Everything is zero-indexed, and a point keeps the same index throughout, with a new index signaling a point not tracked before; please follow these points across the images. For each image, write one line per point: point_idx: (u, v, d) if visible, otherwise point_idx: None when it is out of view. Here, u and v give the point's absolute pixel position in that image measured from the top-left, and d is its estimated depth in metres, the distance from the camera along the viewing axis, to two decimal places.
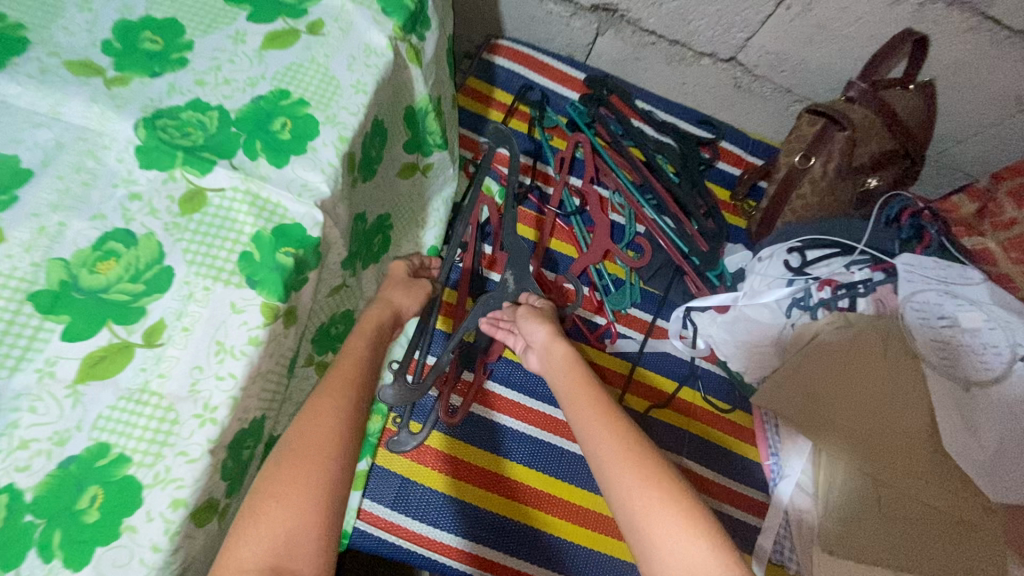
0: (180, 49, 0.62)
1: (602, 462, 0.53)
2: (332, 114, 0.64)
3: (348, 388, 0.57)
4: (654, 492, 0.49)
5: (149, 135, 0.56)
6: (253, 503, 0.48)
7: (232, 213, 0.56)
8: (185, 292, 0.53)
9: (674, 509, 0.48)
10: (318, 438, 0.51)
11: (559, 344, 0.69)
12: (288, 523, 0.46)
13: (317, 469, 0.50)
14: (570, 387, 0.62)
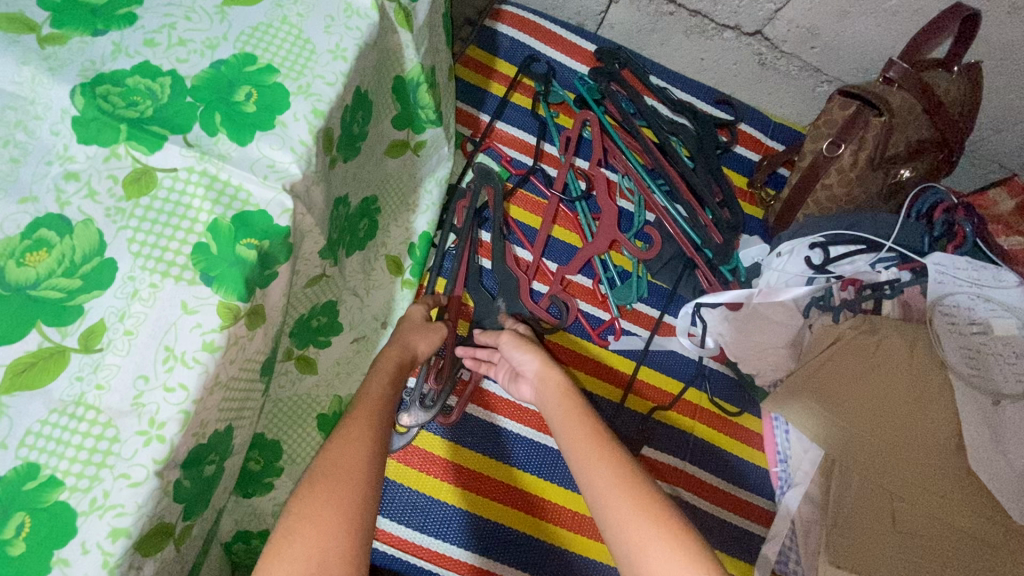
0: (129, 3, 0.54)
1: (601, 495, 0.49)
2: (305, 85, 0.55)
3: (374, 414, 0.56)
4: (661, 524, 0.45)
5: (88, 104, 0.49)
6: (286, 524, 0.45)
7: (186, 198, 0.49)
8: (129, 288, 0.46)
9: (681, 544, 0.44)
10: (353, 460, 0.50)
11: (556, 376, 0.69)
12: (324, 545, 0.43)
13: (352, 489, 0.48)
14: (568, 417, 0.60)
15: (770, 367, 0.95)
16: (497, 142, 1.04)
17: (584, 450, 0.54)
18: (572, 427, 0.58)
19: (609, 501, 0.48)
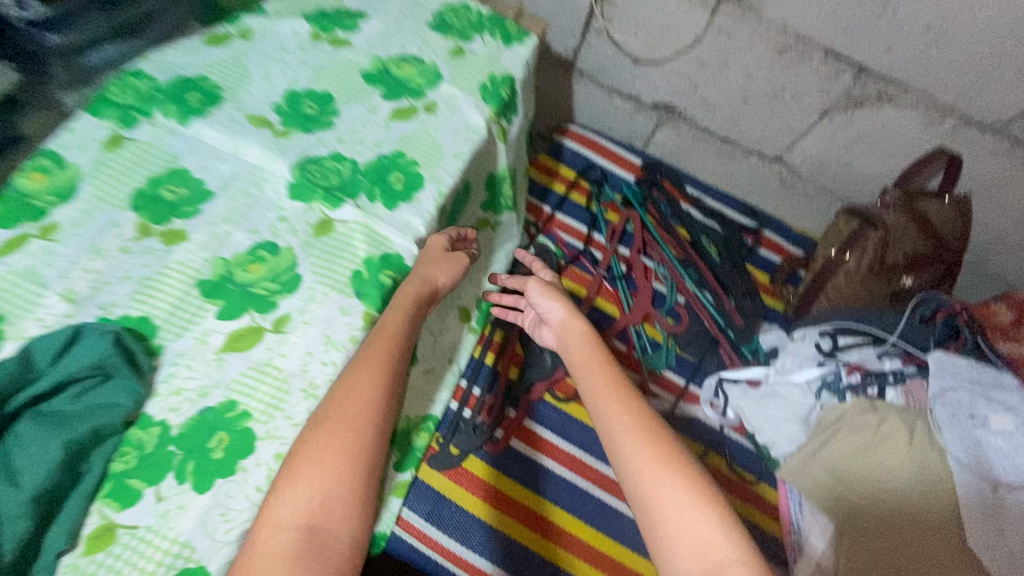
0: (329, 115, 0.81)
1: (617, 431, 0.61)
2: (435, 175, 0.80)
3: (382, 355, 0.64)
4: (661, 461, 0.57)
5: (300, 175, 0.74)
6: (291, 467, 0.56)
7: (352, 239, 0.72)
8: (311, 294, 0.68)
9: (672, 473, 0.56)
10: (355, 408, 0.59)
11: (580, 326, 0.79)
12: (326, 490, 0.55)
13: (353, 437, 0.58)
14: (586, 367, 0.71)
15: (784, 440, 1.04)
16: (555, 228, 1.28)
17: (603, 398, 0.65)
18: (591, 375, 0.69)
19: (624, 438, 0.60)
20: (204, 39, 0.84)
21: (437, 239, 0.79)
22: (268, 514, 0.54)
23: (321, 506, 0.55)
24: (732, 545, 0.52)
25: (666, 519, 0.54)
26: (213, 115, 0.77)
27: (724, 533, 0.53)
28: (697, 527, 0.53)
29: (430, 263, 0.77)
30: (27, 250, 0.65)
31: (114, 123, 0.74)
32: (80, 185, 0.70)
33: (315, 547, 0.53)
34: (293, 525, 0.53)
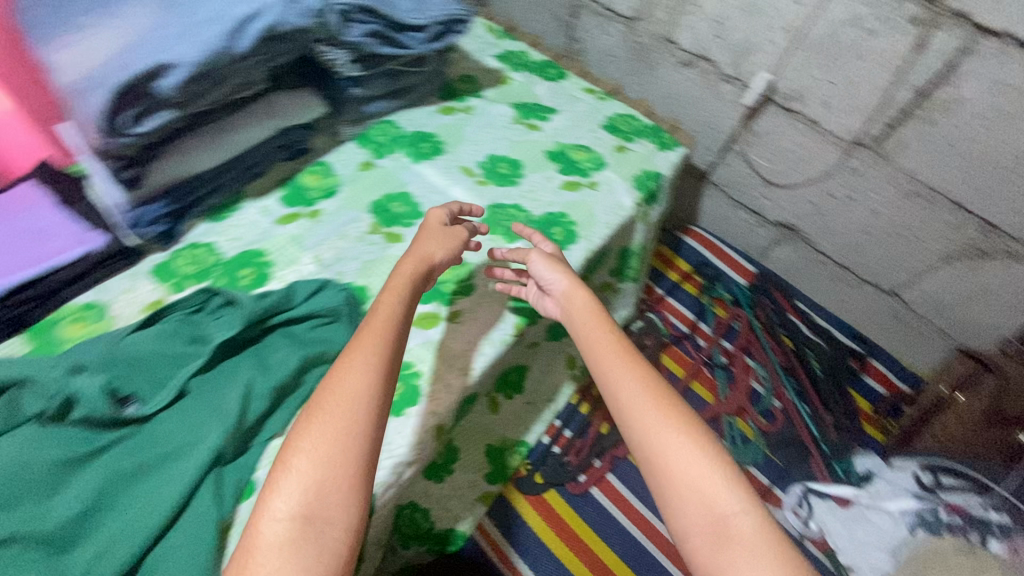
0: (516, 176, 1.04)
1: (628, 401, 0.67)
2: (589, 237, 0.98)
3: (373, 339, 0.66)
4: (671, 428, 0.64)
5: (490, 214, 0.97)
6: (287, 459, 0.57)
7: (515, 268, 0.91)
8: (481, 300, 0.89)
9: (686, 438, 0.63)
10: (347, 394, 0.61)
11: (585, 298, 0.79)
12: (318, 479, 0.56)
13: (341, 422, 0.59)
14: (595, 338, 0.74)
15: (868, 565, 0.98)
16: (665, 309, 1.40)
17: (621, 376, 0.69)
18: (598, 350, 0.73)
19: (637, 411, 0.66)
20: (440, 109, 1.14)
21: (434, 215, 0.83)
22: (264, 507, 0.55)
23: (313, 497, 0.55)
24: (736, 499, 0.59)
25: (680, 484, 0.61)
26: (437, 160, 1.04)
27: (727, 489, 0.60)
28: (709, 486, 0.60)
29: (425, 243, 0.79)
30: (298, 225, 0.92)
31: (369, 153, 1.03)
32: (340, 188, 0.98)
33: (311, 534, 0.54)
34: (288, 515, 0.54)
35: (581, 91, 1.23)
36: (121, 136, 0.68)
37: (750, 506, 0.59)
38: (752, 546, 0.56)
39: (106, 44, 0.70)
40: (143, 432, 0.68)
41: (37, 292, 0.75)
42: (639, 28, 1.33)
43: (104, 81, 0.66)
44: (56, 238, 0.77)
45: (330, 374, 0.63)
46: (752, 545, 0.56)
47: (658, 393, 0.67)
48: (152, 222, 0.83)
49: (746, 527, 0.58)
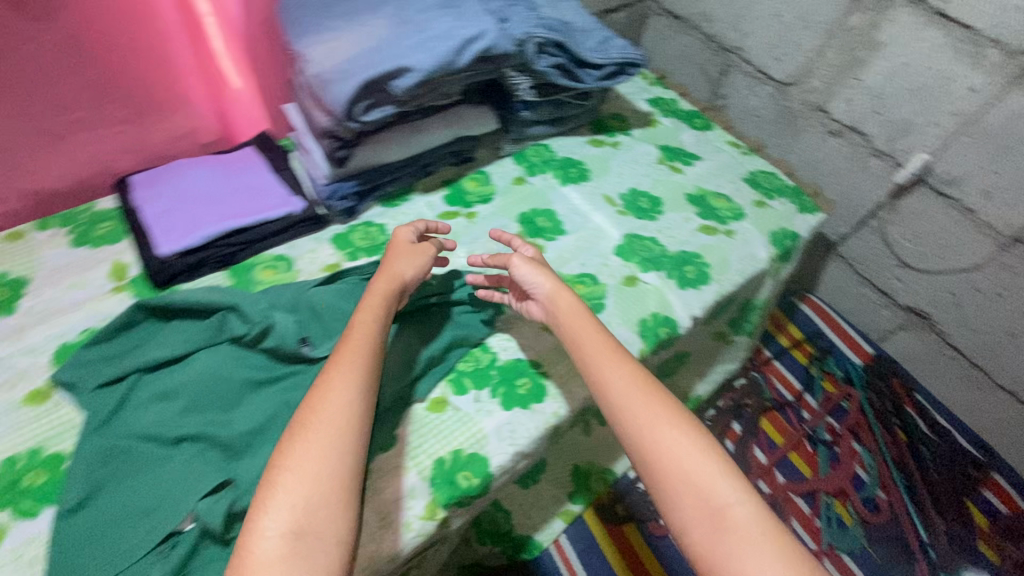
0: (655, 211, 1.08)
1: (619, 400, 0.67)
2: (721, 280, 1.00)
3: (353, 357, 0.66)
4: (666, 423, 0.64)
5: (628, 242, 1.01)
6: (270, 480, 0.57)
7: (647, 296, 0.94)
8: (608, 321, 0.90)
9: (682, 432, 0.63)
10: (330, 414, 0.61)
11: (569, 297, 0.78)
12: (308, 495, 0.56)
13: (325, 441, 0.59)
14: (585, 335, 0.73)
15: None
16: (771, 372, 1.37)
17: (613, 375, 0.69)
18: (589, 346, 0.72)
19: (630, 407, 0.65)
20: (589, 141, 1.20)
21: (404, 232, 0.83)
22: (252, 528, 0.54)
23: (303, 515, 0.55)
24: (733, 488, 0.60)
25: (677, 477, 0.60)
26: (583, 187, 1.10)
27: (725, 479, 0.60)
28: (705, 476, 0.60)
29: (395, 259, 0.79)
30: (456, 222, 1.02)
31: (523, 170, 1.12)
32: (494, 197, 1.07)
33: (303, 549, 0.54)
34: (277, 533, 0.54)
35: (724, 144, 1.27)
36: (351, 120, 0.80)
37: (748, 495, 0.59)
38: (752, 537, 0.56)
39: (351, 46, 0.84)
40: (310, 370, 0.77)
41: (249, 238, 0.88)
42: (791, 93, 1.35)
43: (349, 76, 0.79)
44: (271, 197, 0.92)
45: (308, 398, 0.63)
46: (752, 535, 0.56)
47: (647, 389, 0.67)
48: (345, 197, 0.95)
49: (743, 517, 0.58)
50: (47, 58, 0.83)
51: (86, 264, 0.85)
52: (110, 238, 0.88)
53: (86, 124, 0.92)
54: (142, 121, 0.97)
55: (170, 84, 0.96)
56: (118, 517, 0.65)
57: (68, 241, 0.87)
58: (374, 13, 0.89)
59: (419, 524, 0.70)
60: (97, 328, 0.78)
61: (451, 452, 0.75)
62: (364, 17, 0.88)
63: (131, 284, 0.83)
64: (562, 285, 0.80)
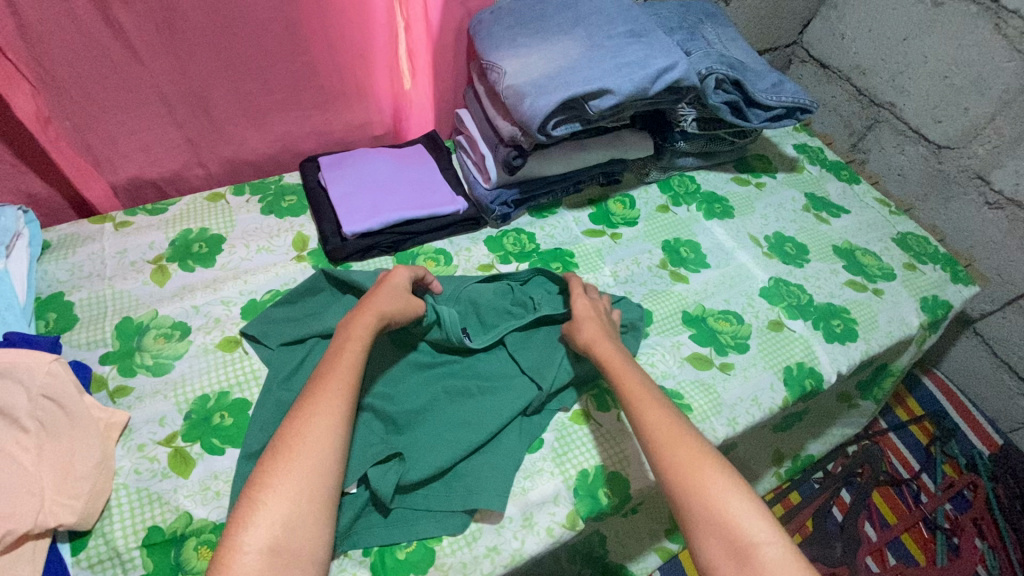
0: (801, 259, 1.06)
1: (649, 438, 0.65)
2: (869, 339, 0.96)
3: (341, 378, 0.64)
4: (697, 462, 0.62)
5: (774, 286, 1.00)
6: (251, 493, 0.55)
7: (791, 344, 0.93)
8: (752, 361, 0.90)
9: (713, 470, 0.61)
10: (312, 434, 0.59)
11: (603, 335, 0.77)
12: (291, 512, 0.54)
13: (307, 459, 0.57)
14: (620, 373, 0.72)
15: None
16: (886, 445, 1.30)
17: (644, 411, 0.67)
18: (625, 383, 0.71)
19: (661, 446, 0.64)
20: (734, 178, 1.20)
21: (399, 274, 0.77)
22: (231, 543, 0.52)
23: (285, 531, 0.53)
24: (762, 529, 0.57)
25: (706, 514, 0.58)
26: (728, 223, 1.10)
27: (755, 517, 0.58)
28: (734, 514, 0.58)
29: (381, 297, 0.74)
30: (601, 240, 1.03)
31: (668, 199, 1.12)
32: (639, 221, 1.08)
33: (281, 567, 0.52)
34: (256, 548, 0.52)
35: (871, 200, 1.22)
36: (542, 132, 0.86)
37: (778, 540, 0.57)
38: None
39: (544, 63, 0.89)
40: (466, 362, 0.81)
41: (416, 229, 0.94)
42: (946, 156, 1.27)
43: (547, 93, 0.84)
44: (438, 193, 0.97)
45: (291, 417, 0.61)
46: None
47: (677, 428, 0.66)
48: (505, 203, 0.99)
49: (772, 557, 0.55)
50: (271, 43, 0.90)
51: (273, 231, 0.93)
52: (294, 210, 0.96)
53: (283, 105, 0.99)
54: (328, 108, 1.03)
55: (361, 78, 1.01)
56: None
57: (259, 207, 0.95)
58: (565, 35, 0.93)
59: (559, 531, 0.70)
60: (281, 290, 0.86)
61: (595, 466, 0.75)
62: (555, 37, 0.92)
63: (311, 255, 0.91)
64: (600, 331, 0.78)
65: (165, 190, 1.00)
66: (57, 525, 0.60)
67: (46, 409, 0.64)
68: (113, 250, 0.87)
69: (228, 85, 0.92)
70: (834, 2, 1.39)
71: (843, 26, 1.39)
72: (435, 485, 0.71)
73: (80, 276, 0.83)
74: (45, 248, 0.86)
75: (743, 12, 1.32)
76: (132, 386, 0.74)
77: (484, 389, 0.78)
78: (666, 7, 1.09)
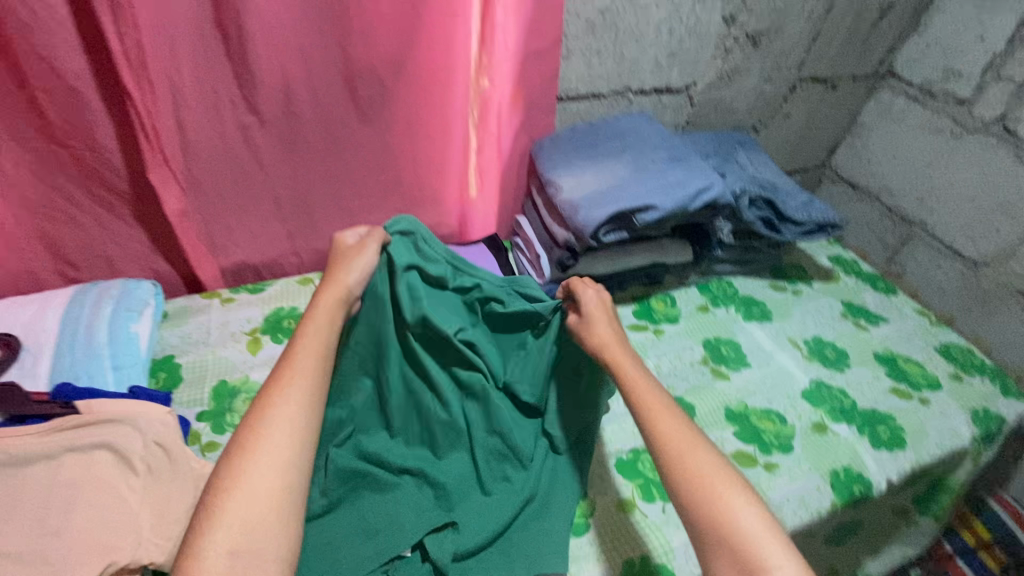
0: (842, 364, 1.09)
1: (663, 446, 0.66)
2: (918, 448, 0.96)
3: (295, 381, 0.66)
4: (712, 474, 0.62)
5: (815, 387, 1.04)
6: (210, 501, 0.57)
7: (837, 447, 0.94)
8: (796, 462, 0.91)
9: (725, 482, 0.61)
10: (263, 440, 0.60)
11: (610, 335, 0.79)
12: (246, 513, 0.55)
13: (257, 460, 0.59)
14: (637, 380, 0.73)
15: None
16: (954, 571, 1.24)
17: (658, 418, 0.68)
18: (641, 394, 0.71)
19: (674, 457, 0.64)
20: (770, 285, 1.27)
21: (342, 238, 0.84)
22: (194, 548, 0.54)
23: (242, 532, 0.55)
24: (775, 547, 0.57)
25: (717, 529, 0.58)
26: (767, 326, 1.16)
27: (769, 534, 0.57)
28: (746, 529, 0.58)
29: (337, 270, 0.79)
30: (645, 335, 1.10)
31: (708, 300, 1.20)
32: (679, 319, 1.15)
33: (245, 566, 0.53)
34: (219, 551, 0.53)
35: (910, 311, 1.26)
36: (594, 239, 0.98)
37: (790, 554, 0.56)
38: None
39: (594, 183, 1.04)
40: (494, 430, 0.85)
41: None
42: (984, 273, 1.32)
43: (599, 207, 0.98)
44: None
45: (246, 422, 0.63)
46: None
47: (693, 438, 0.66)
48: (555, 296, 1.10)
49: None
50: (368, 159, 1.09)
51: None
52: None
53: (370, 207, 1.16)
54: (406, 211, 1.20)
55: (437, 187, 1.18)
56: (350, 533, 0.73)
57: None
58: (613, 158, 1.08)
59: None
60: None
61: (640, 556, 0.77)
62: (605, 160, 1.08)
63: None
64: (615, 337, 0.79)
65: (262, 274, 1.16)
66: (149, 562, 0.66)
67: (155, 455, 0.74)
68: (217, 322, 1.01)
69: (328, 190, 1.10)
70: (859, 131, 1.53)
71: (869, 152, 1.52)
72: (487, 553, 0.74)
73: (188, 342, 0.97)
74: (163, 318, 1.01)
75: (774, 139, 1.47)
76: (221, 442, 0.83)
77: (527, 453, 0.83)
78: (703, 136, 1.25)
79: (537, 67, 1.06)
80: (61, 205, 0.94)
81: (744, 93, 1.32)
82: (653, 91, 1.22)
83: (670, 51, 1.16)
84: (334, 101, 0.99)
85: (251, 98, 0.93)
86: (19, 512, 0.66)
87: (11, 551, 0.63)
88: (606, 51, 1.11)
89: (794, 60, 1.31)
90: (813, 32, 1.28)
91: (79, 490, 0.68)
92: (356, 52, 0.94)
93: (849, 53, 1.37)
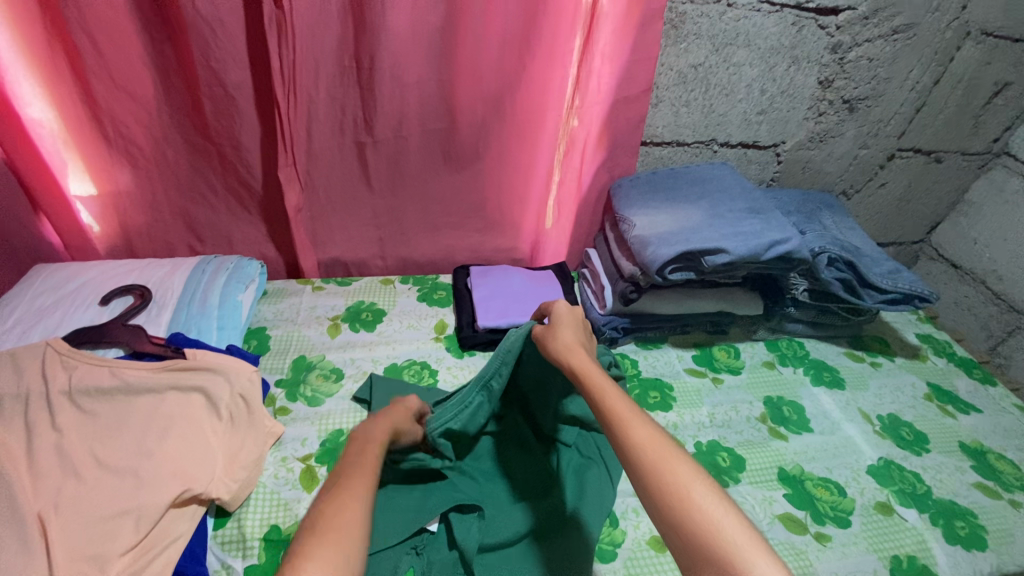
0: (919, 446, 1.01)
1: (629, 445, 0.58)
2: (1002, 553, 0.86)
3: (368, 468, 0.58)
4: (684, 474, 0.54)
5: (884, 465, 0.97)
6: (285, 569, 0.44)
7: (901, 533, 0.86)
8: (852, 538, 0.84)
9: (700, 485, 0.53)
10: (347, 512, 0.50)
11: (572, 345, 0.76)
12: None
13: (341, 535, 0.47)
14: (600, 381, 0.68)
15: None
16: None
17: (621, 417, 0.61)
18: (606, 397, 0.65)
19: (644, 461, 0.56)
20: (847, 352, 1.21)
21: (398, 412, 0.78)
22: None
23: None
24: (762, 557, 0.48)
25: (695, 542, 0.49)
26: (836, 393, 1.10)
27: (759, 548, 0.48)
28: (733, 539, 0.49)
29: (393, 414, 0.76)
30: (702, 380, 1.09)
31: (774, 357, 1.17)
32: (742, 371, 1.13)
33: None
34: None
35: (1010, 405, 1.14)
36: (660, 275, 1.01)
37: (777, 561, 0.47)
38: None
39: (667, 222, 1.07)
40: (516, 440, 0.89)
41: None
42: None
43: (669, 245, 1.00)
44: None
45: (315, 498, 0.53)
46: None
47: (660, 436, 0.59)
48: (615, 327, 1.12)
49: None
50: (460, 181, 1.19)
51: (422, 314, 1.15)
52: (441, 302, 1.19)
53: (454, 225, 1.26)
54: (485, 232, 1.29)
55: (516, 214, 1.26)
56: (386, 511, 0.78)
57: (416, 295, 1.19)
58: (690, 204, 1.11)
59: None
60: (418, 361, 1.04)
61: None
62: (681, 204, 1.11)
63: (446, 338, 1.11)
64: (575, 343, 0.77)
65: (350, 270, 1.28)
66: (217, 497, 0.75)
67: (238, 406, 0.84)
68: (307, 304, 1.13)
69: (421, 205, 1.21)
70: (965, 209, 1.45)
71: (976, 233, 1.42)
72: (512, 552, 0.76)
73: (280, 318, 1.10)
74: (264, 294, 1.14)
75: (865, 208, 1.42)
76: (291, 408, 0.92)
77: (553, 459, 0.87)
78: (787, 194, 1.24)
79: (626, 112, 1.13)
80: (202, 189, 1.12)
81: (836, 156, 1.30)
82: (739, 146, 1.25)
83: (760, 108, 1.19)
84: (438, 126, 1.10)
85: (369, 117, 1.06)
86: (125, 431, 0.77)
87: (114, 463, 0.73)
88: (694, 103, 1.16)
89: (894, 130, 1.28)
90: (918, 103, 1.25)
91: (174, 421, 0.79)
92: (464, 85, 1.05)
93: (957, 129, 1.31)
